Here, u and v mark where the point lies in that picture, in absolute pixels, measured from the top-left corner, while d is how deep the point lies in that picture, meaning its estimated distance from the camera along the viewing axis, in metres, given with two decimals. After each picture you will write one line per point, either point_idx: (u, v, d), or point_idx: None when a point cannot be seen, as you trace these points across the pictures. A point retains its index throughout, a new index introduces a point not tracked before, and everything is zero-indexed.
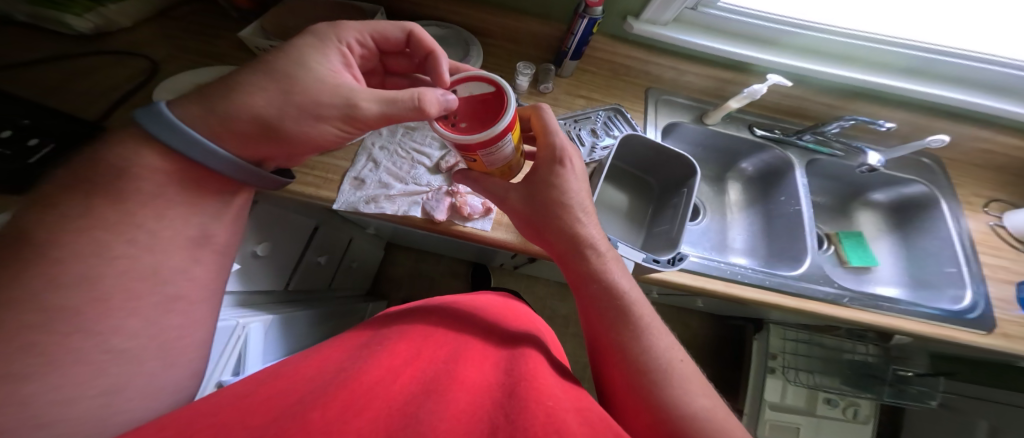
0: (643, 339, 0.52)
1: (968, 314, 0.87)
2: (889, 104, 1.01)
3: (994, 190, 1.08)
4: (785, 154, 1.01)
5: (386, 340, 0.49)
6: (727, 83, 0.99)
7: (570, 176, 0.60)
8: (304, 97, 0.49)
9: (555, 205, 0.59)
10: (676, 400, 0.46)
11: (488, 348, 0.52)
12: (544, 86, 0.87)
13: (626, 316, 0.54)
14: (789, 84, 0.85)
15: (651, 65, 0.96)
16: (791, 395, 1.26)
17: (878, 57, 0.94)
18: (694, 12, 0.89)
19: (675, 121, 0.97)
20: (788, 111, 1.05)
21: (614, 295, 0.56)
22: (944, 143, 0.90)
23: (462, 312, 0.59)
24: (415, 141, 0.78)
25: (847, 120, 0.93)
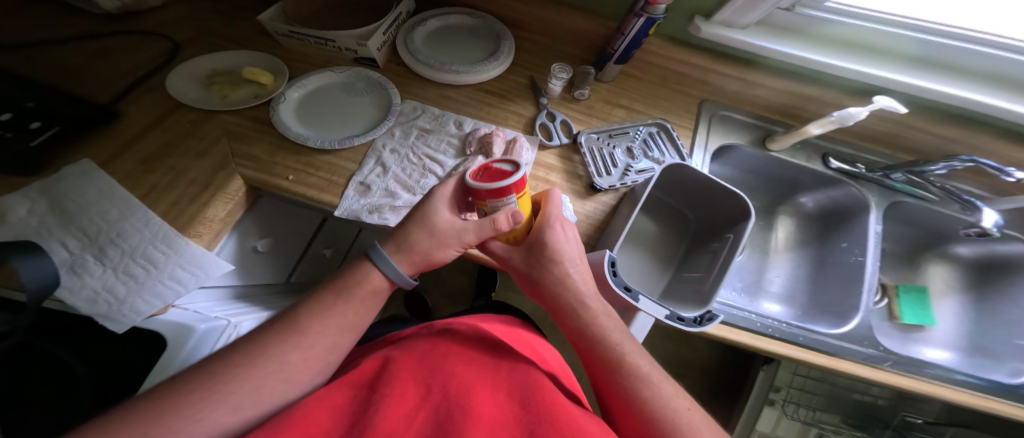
0: (663, 405, 0.45)
1: (1023, 389, 0.75)
2: (1014, 144, 0.81)
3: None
4: (862, 193, 0.86)
5: (387, 377, 0.44)
6: (810, 101, 0.83)
7: (558, 236, 0.53)
8: (435, 229, 0.50)
9: (542, 269, 0.53)
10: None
11: (501, 376, 0.48)
12: (580, 92, 0.77)
13: (637, 378, 0.47)
14: (905, 110, 0.69)
15: (713, 75, 0.82)
16: (781, 427, 1.21)
17: (1020, 76, 0.74)
18: (786, 13, 0.73)
19: (728, 144, 0.83)
20: (880, 139, 0.87)
21: (622, 355, 0.49)
22: None
23: (463, 339, 0.54)
24: (429, 146, 0.71)
25: (961, 160, 0.76)
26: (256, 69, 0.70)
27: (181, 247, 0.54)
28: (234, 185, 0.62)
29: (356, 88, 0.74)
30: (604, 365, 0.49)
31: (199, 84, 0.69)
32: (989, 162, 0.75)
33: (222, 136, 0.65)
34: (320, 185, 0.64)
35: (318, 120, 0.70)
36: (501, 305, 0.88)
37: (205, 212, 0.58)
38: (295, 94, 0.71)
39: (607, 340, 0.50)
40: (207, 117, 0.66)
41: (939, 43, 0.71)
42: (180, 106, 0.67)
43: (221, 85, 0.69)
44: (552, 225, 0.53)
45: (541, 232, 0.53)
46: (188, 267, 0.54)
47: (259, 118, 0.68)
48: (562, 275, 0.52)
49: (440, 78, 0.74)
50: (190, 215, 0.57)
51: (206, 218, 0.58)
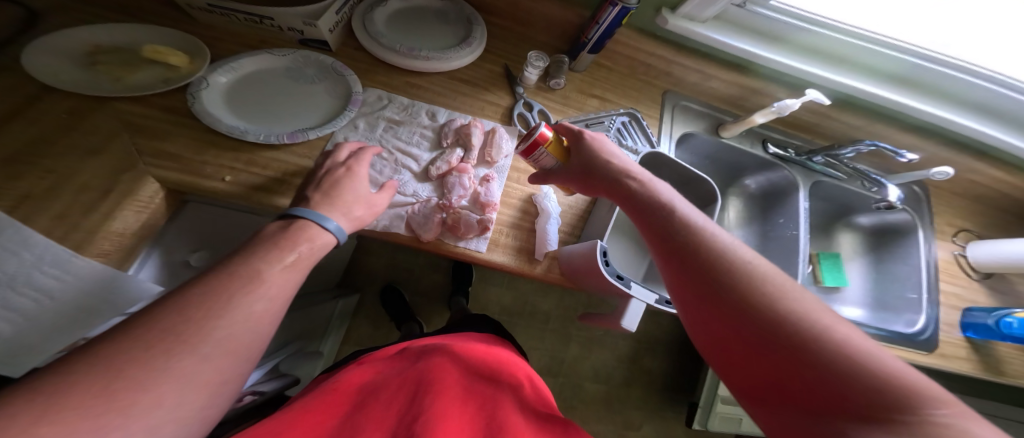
0: (793, 309, 0.37)
1: (917, 335, 0.87)
2: (902, 129, 0.98)
3: (967, 221, 1.04)
4: (792, 175, 0.96)
5: (348, 430, 0.42)
6: (752, 93, 0.92)
7: (606, 149, 0.57)
8: (353, 197, 0.50)
9: (592, 175, 0.56)
10: (883, 389, 0.31)
11: (463, 419, 0.45)
12: (555, 82, 0.76)
13: (756, 278, 0.40)
14: (829, 103, 0.77)
15: (675, 66, 0.87)
16: None
17: (908, 72, 0.90)
18: (739, 9, 0.81)
19: (689, 132, 0.89)
20: (805, 127, 0.99)
21: (735, 256, 0.42)
22: (948, 175, 0.87)
23: (437, 367, 0.51)
24: (400, 139, 0.64)
25: (865, 146, 0.88)
26: (161, 47, 0.56)
27: (81, 269, 0.41)
28: (147, 190, 0.50)
29: (304, 74, 0.63)
30: (669, 231, 0.46)
31: (75, 62, 0.53)
32: (887, 146, 0.87)
33: (121, 128, 0.52)
34: (269, 186, 0.54)
35: (257, 111, 0.58)
36: (487, 320, 0.85)
37: (109, 224, 0.46)
38: (221, 79, 0.59)
39: (708, 241, 0.44)
40: (94, 103, 0.52)
41: (852, 41, 0.85)
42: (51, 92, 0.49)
43: (110, 66, 0.55)
44: (596, 142, 0.58)
45: (587, 145, 0.57)
46: (93, 291, 0.44)
47: (173, 106, 0.55)
48: (618, 176, 0.53)
49: (403, 64, 0.67)
50: (92, 226, 0.44)
51: (111, 231, 0.46)
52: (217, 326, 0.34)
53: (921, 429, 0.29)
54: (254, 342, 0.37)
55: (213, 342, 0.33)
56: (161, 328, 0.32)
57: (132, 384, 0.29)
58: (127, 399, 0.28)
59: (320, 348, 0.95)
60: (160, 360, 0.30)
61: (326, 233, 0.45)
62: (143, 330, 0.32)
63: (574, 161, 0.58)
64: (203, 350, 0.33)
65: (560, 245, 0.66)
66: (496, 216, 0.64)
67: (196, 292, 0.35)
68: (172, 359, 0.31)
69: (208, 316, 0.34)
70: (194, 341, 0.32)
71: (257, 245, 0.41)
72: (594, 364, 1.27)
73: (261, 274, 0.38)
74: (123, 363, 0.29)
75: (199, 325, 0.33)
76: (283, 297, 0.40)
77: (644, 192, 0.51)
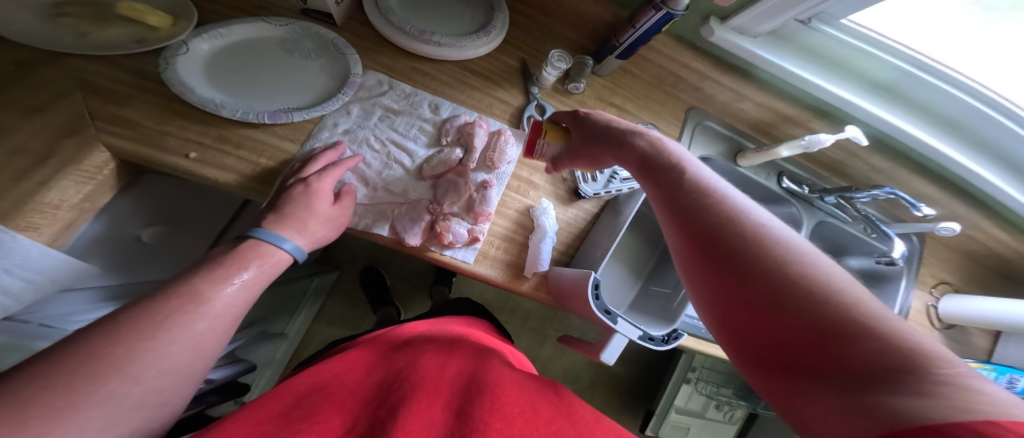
0: (803, 272, 0.32)
1: None
2: (923, 180, 0.93)
3: (949, 273, 0.95)
4: (799, 213, 0.91)
5: (309, 410, 0.36)
6: (784, 120, 0.88)
7: (608, 117, 0.53)
8: (303, 214, 0.46)
9: (595, 141, 0.52)
10: (899, 363, 0.25)
11: (445, 382, 0.41)
12: (574, 86, 0.70)
13: (763, 241, 0.35)
14: (867, 143, 0.73)
15: (706, 81, 0.83)
16: (692, 400, 1.26)
17: (953, 114, 0.86)
18: (804, 26, 0.79)
19: (706, 155, 0.83)
20: (826, 164, 0.94)
21: (743, 221, 0.37)
22: (954, 232, 0.83)
23: (413, 348, 0.48)
24: (395, 131, 0.58)
25: (882, 192, 0.81)
26: (142, 6, 0.50)
27: (2, 245, 0.36)
28: (95, 159, 0.44)
29: (301, 48, 0.57)
30: (678, 193, 0.42)
31: (44, 13, 0.48)
32: (906, 195, 0.81)
33: (75, 88, 0.46)
34: (241, 170, 0.48)
35: (241, 83, 0.52)
36: (480, 307, 0.84)
37: (43, 196, 0.39)
38: (203, 47, 0.52)
39: (718, 203, 0.39)
40: (50, 60, 0.46)
41: (910, 69, 0.82)
42: (6, 40, 0.45)
43: (79, 19, 0.49)
44: (596, 114, 0.54)
45: (586, 118, 0.54)
46: (16, 271, 0.38)
47: (144, 70, 0.49)
48: (624, 136, 0.49)
49: (415, 48, 0.61)
50: (20, 197, 0.38)
51: (45, 203, 0.40)
52: (153, 346, 0.31)
53: (929, 388, 0.23)
54: (197, 363, 0.35)
55: (147, 363, 0.31)
56: (90, 350, 0.29)
57: (49, 412, 0.24)
58: (43, 426, 0.24)
59: (287, 328, 0.96)
60: (84, 383, 0.27)
61: (281, 252, 0.44)
62: (60, 356, 0.28)
63: (576, 135, 0.54)
64: (136, 370, 0.30)
65: (552, 265, 0.61)
66: (488, 228, 0.58)
67: (130, 314, 0.32)
68: (100, 381, 0.28)
69: (142, 336, 0.31)
70: (123, 362, 0.29)
71: (202, 266, 0.40)
72: (563, 368, 1.33)
73: (205, 293, 0.37)
74: (41, 388, 0.25)
75: (132, 345, 0.30)
76: (232, 316, 0.38)
77: (654, 149, 0.46)
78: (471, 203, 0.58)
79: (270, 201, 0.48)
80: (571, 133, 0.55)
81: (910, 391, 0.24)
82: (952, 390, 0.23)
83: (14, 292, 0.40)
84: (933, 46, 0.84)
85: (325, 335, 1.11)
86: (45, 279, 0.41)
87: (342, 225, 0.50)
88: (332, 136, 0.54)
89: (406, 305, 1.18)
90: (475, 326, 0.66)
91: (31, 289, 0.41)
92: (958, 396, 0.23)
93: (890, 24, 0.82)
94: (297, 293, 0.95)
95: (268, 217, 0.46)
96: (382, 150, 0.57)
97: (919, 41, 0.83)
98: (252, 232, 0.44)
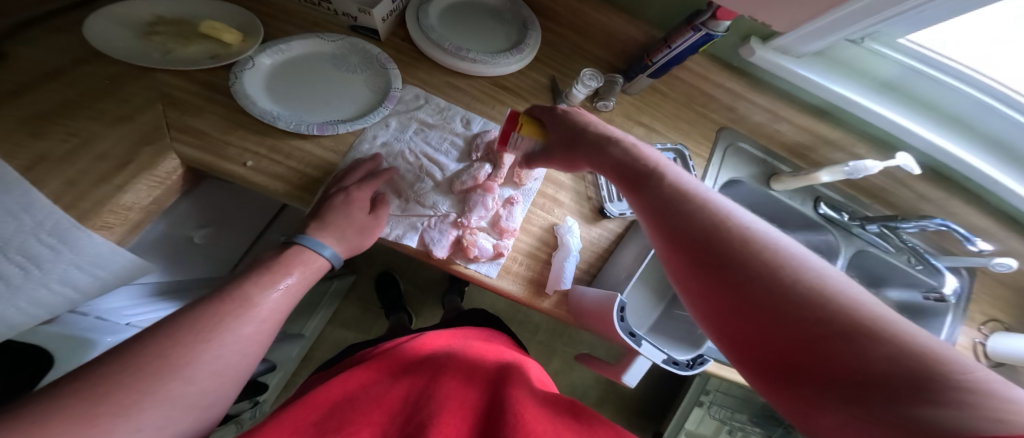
0: (798, 277, 0.33)
1: None
2: (977, 212, 0.87)
3: (1001, 311, 0.88)
4: (837, 243, 0.87)
5: (341, 423, 0.39)
6: (825, 144, 0.84)
7: (587, 118, 0.52)
8: (340, 222, 0.49)
9: (572, 143, 0.50)
10: (916, 369, 0.26)
11: (468, 404, 0.43)
12: (603, 104, 0.71)
13: (759, 249, 0.35)
14: (919, 172, 0.69)
15: (740, 102, 0.81)
16: (703, 423, 1.23)
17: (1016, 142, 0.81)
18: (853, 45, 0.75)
19: (735, 178, 0.81)
20: (867, 191, 0.90)
21: (734, 225, 0.37)
22: (1011, 268, 0.77)
23: (436, 364, 0.50)
24: (429, 144, 0.60)
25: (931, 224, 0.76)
26: (219, 24, 0.54)
27: (78, 243, 0.40)
28: (167, 165, 0.48)
29: (348, 63, 0.60)
30: (668, 201, 0.41)
31: (135, 31, 0.53)
32: (959, 228, 0.76)
33: (155, 100, 0.50)
34: (290, 178, 0.52)
35: (296, 96, 0.56)
36: (488, 315, 0.86)
37: (118, 198, 0.43)
38: (266, 62, 0.55)
39: (709, 207, 0.39)
40: (139, 74, 0.51)
41: (965, 92, 0.77)
42: (101, 57, 0.50)
43: (169, 38, 0.53)
44: (573, 113, 0.53)
45: (565, 115, 0.52)
46: (85, 267, 0.42)
47: (214, 84, 0.53)
48: (600, 137, 0.48)
49: (451, 64, 0.63)
50: (99, 198, 0.42)
51: (119, 205, 0.43)
52: (206, 349, 0.34)
53: (953, 395, 0.24)
54: (242, 367, 0.37)
55: (200, 366, 0.34)
56: (153, 351, 0.32)
57: (111, 412, 0.28)
58: (107, 425, 0.27)
59: (303, 329, 1.01)
60: (145, 384, 0.30)
61: (321, 258, 0.47)
62: (129, 356, 0.31)
63: (551, 132, 0.52)
64: (190, 373, 0.33)
65: (574, 283, 0.61)
66: (513, 243, 0.59)
67: (188, 317, 0.36)
68: (159, 383, 0.31)
69: (197, 339, 0.34)
70: (180, 365, 0.32)
71: (252, 270, 0.43)
72: (575, 378, 1.33)
73: (253, 298, 0.40)
74: (110, 386, 0.29)
75: (188, 347, 0.34)
76: (274, 320, 0.41)
77: (629, 155, 0.46)
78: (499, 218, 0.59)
79: (312, 209, 0.50)
80: (547, 129, 0.53)
81: (937, 398, 0.24)
82: (975, 395, 0.24)
83: (81, 284, 0.43)
84: (995, 68, 0.79)
85: (337, 338, 1.15)
86: (109, 274, 0.45)
87: (376, 232, 0.52)
88: (371, 147, 0.56)
89: (418, 312, 1.21)
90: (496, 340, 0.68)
91: (96, 282, 0.45)
92: (981, 402, 0.23)
93: (949, 45, 0.77)
94: (318, 294, 0.99)
95: (310, 225, 0.49)
96: (416, 162, 0.58)
97: (980, 63, 0.78)
98: (295, 238, 0.47)
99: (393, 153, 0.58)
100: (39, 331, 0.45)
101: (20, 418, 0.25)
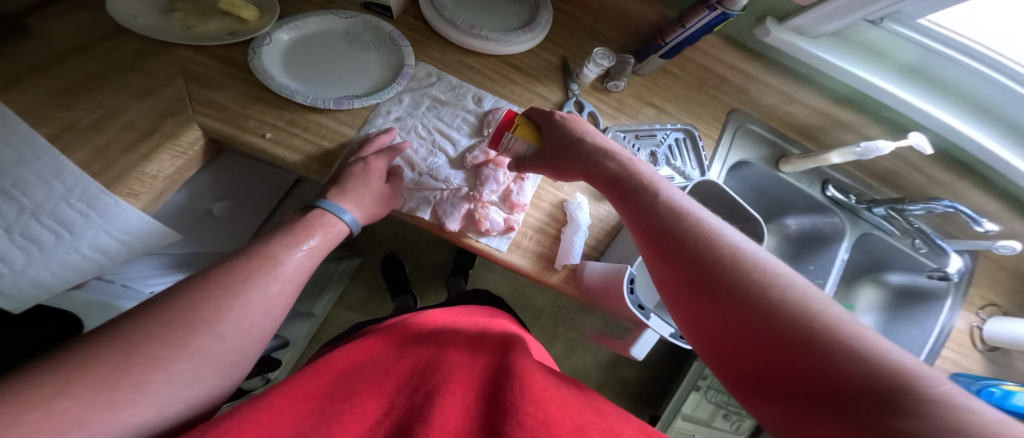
0: (784, 297, 0.32)
1: None
2: (981, 194, 0.88)
3: (1000, 295, 0.89)
4: (842, 224, 0.89)
5: (349, 390, 0.38)
6: (835, 126, 0.85)
7: (583, 129, 0.53)
8: (357, 192, 0.50)
9: (567, 151, 0.51)
10: (882, 380, 0.26)
11: (473, 375, 0.43)
12: (614, 84, 0.72)
13: (738, 261, 0.35)
14: (931, 153, 0.70)
15: (752, 84, 0.82)
16: (700, 408, 1.22)
17: None
18: (868, 26, 0.76)
19: (745, 159, 0.82)
20: (873, 173, 0.90)
21: (722, 243, 0.37)
22: (1014, 251, 0.79)
23: (439, 341, 0.50)
24: (442, 120, 0.61)
25: (940, 205, 0.78)
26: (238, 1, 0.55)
27: (107, 211, 0.41)
28: (189, 136, 0.49)
29: (362, 40, 0.61)
30: (651, 214, 0.42)
31: (155, 8, 0.54)
32: (965, 209, 0.77)
33: (177, 74, 0.51)
34: (306, 150, 0.53)
35: (311, 72, 0.57)
36: (489, 294, 0.87)
37: (144, 167, 0.44)
38: (283, 38, 0.56)
39: (691, 221, 0.39)
40: (160, 50, 0.52)
41: (979, 73, 0.78)
42: (126, 32, 0.51)
43: (186, 14, 0.54)
44: (571, 122, 0.54)
45: (560, 124, 0.54)
46: (115, 232, 0.43)
47: (234, 60, 0.54)
48: (596, 156, 0.49)
49: (463, 42, 0.64)
50: (126, 167, 0.43)
51: (144, 174, 0.44)
52: (234, 305, 0.35)
53: (921, 407, 0.24)
54: (265, 327, 0.38)
55: (228, 322, 0.34)
56: (186, 305, 0.33)
57: (145, 363, 0.29)
58: (141, 375, 0.28)
59: (313, 308, 1.02)
60: (178, 337, 0.31)
61: (341, 223, 0.48)
62: (165, 309, 0.33)
63: (546, 141, 0.54)
64: (219, 328, 0.34)
65: (582, 259, 0.62)
66: (523, 218, 0.60)
67: (219, 274, 0.37)
68: (190, 337, 0.32)
69: (226, 296, 0.35)
70: (210, 319, 0.34)
71: (275, 232, 0.44)
72: (576, 361, 1.36)
73: (278, 258, 0.41)
74: (143, 339, 0.30)
75: (218, 303, 0.35)
76: (297, 282, 0.42)
77: (625, 171, 0.47)
78: (508, 193, 0.60)
79: (329, 179, 0.52)
80: (543, 135, 0.55)
81: (901, 410, 0.24)
82: (941, 409, 0.24)
83: (111, 250, 0.44)
84: (1010, 48, 0.79)
85: (344, 319, 1.17)
86: (135, 240, 0.46)
87: (391, 202, 0.53)
88: (384, 121, 0.58)
89: (424, 294, 1.23)
90: (498, 317, 0.68)
91: (123, 248, 0.45)
92: (945, 415, 0.23)
93: (965, 24, 0.78)
94: (325, 276, 1.00)
95: (327, 193, 0.50)
96: (429, 137, 0.60)
97: (996, 45, 0.78)
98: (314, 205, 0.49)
99: (405, 128, 0.59)
100: (70, 296, 0.49)
101: (63, 363, 0.26)
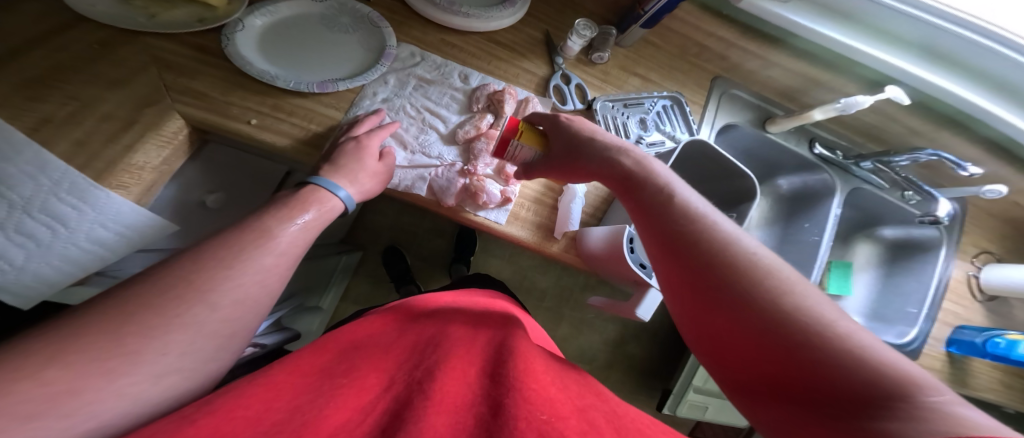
0: (798, 305, 0.31)
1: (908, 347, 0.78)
2: (965, 143, 0.90)
3: (992, 242, 0.90)
4: (831, 179, 0.89)
5: (348, 367, 0.36)
6: (813, 86, 0.87)
7: (591, 127, 0.51)
8: (349, 168, 0.48)
9: (576, 150, 0.49)
10: (881, 384, 0.26)
11: (472, 350, 0.41)
12: (598, 56, 0.72)
13: (752, 261, 0.34)
14: (909, 104, 0.71)
15: (732, 50, 0.83)
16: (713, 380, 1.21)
17: (1003, 73, 0.82)
18: None
19: (733, 123, 0.83)
20: (857, 128, 0.92)
21: (740, 248, 0.35)
22: (1000, 194, 0.79)
23: (438, 319, 0.48)
24: (429, 99, 0.60)
25: (925, 154, 0.78)
26: None
27: (100, 203, 0.41)
28: (171, 125, 0.47)
29: (339, 23, 0.60)
30: (662, 208, 0.40)
31: None
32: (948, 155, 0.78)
33: (148, 63, 0.50)
34: (294, 135, 0.52)
35: (289, 56, 0.56)
36: (491, 279, 0.86)
37: (130, 158, 0.44)
38: (256, 23, 0.55)
39: (703, 219, 0.38)
40: (128, 39, 0.50)
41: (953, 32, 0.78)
42: (89, 21, 0.50)
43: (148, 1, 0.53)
44: (578, 123, 0.51)
45: (567, 125, 0.51)
46: (109, 224, 0.43)
47: (207, 48, 0.52)
48: (609, 153, 0.47)
49: (444, 20, 0.63)
50: (111, 158, 0.43)
51: (132, 165, 0.44)
52: (230, 276, 0.34)
53: (918, 412, 0.24)
54: (262, 299, 0.37)
55: (223, 293, 0.33)
56: (179, 275, 0.32)
57: (139, 332, 0.28)
58: (135, 345, 0.27)
59: (320, 302, 1.01)
60: (173, 307, 0.30)
61: (335, 199, 0.46)
62: (159, 279, 0.31)
63: (553, 144, 0.51)
64: (214, 299, 0.33)
65: (582, 226, 0.62)
66: (519, 190, 0.59)
67: (212, 245, 0.36)
68: (185, 307, 0.31)
69: (220, 266, 0.34)
70: (204, 289, 0.32)
71: (269, 207, 0.43)
72: (582, 343, 1.35)
73: (272, 231, 0.39)
74: (137, 307, 0.29)
75: (212, 273, 0.33)
76: (293, 255, 0.40)
77: (639, 168, 0.45)
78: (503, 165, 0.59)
79: (319, 159, 0.50)
80: (549, 140, 0.52)
81: (897, 415, 0.25)
82: (939, 414, 0.24)
83: (109, 242, 0.44)
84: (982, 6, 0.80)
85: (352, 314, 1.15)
86: (135, 232, 0.46)
87: (386, 179, 0.53)
88: (373, 103, 0.57)
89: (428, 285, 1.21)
90: (498, 298, 0.67)
91: (123, 240, 0.45)
92: (943, 420, 0.24)
93: None
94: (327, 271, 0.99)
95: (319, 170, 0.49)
96: (420, 116, 0.59)
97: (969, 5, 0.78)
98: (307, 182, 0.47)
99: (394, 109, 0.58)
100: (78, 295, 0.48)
101: (51, 332, 0.25)
